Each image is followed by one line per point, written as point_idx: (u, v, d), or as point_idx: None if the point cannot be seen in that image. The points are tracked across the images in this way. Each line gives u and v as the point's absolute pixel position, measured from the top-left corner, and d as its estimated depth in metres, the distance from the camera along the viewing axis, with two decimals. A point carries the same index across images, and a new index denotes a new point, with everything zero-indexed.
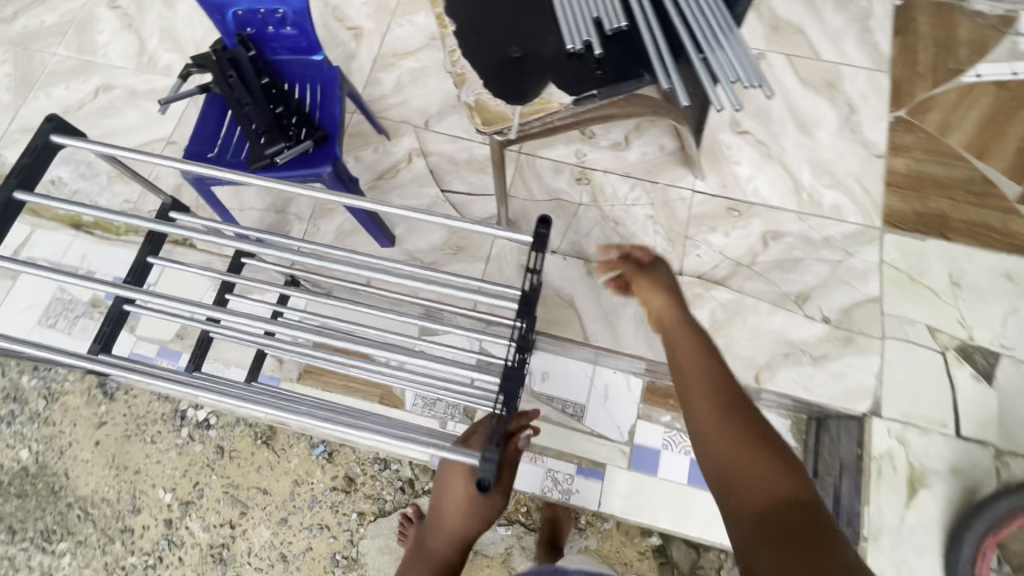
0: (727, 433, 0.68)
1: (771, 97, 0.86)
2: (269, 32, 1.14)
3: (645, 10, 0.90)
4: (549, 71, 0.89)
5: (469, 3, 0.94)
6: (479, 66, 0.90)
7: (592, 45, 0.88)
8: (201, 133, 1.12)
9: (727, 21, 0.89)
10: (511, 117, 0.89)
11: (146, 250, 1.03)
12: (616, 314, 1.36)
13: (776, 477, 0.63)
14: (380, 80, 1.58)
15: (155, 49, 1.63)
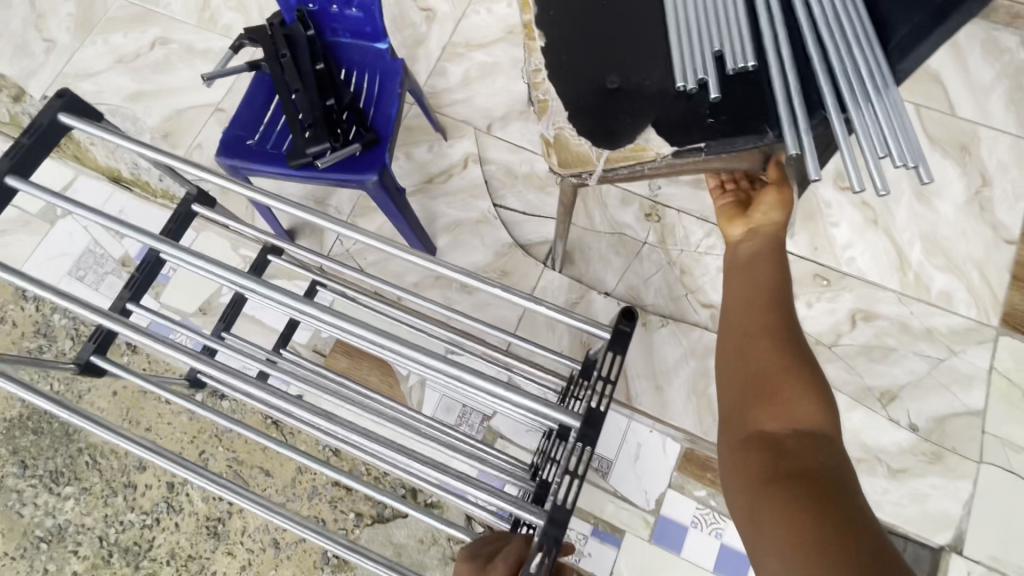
0: (774, 352, 0.62)
1: (929, 183, 0.71)
2: (333, 12, 1.02)
3: (780, 49, 0.75)
4: (648, 111, 0.74)
5: (565, 16, 0.79)
6: (566, 94, 0.76)
7: (708, 86, 0.74)
8: (246, 116, 1.02)
9: (885, 77, 0.73)
10: (595, 161, 0.75)
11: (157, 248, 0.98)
12: (666, 377, 1.31)
13: (807, 408, 0.58)
14: (447, 72, 1.44)
15: (219, 6, 1.53)
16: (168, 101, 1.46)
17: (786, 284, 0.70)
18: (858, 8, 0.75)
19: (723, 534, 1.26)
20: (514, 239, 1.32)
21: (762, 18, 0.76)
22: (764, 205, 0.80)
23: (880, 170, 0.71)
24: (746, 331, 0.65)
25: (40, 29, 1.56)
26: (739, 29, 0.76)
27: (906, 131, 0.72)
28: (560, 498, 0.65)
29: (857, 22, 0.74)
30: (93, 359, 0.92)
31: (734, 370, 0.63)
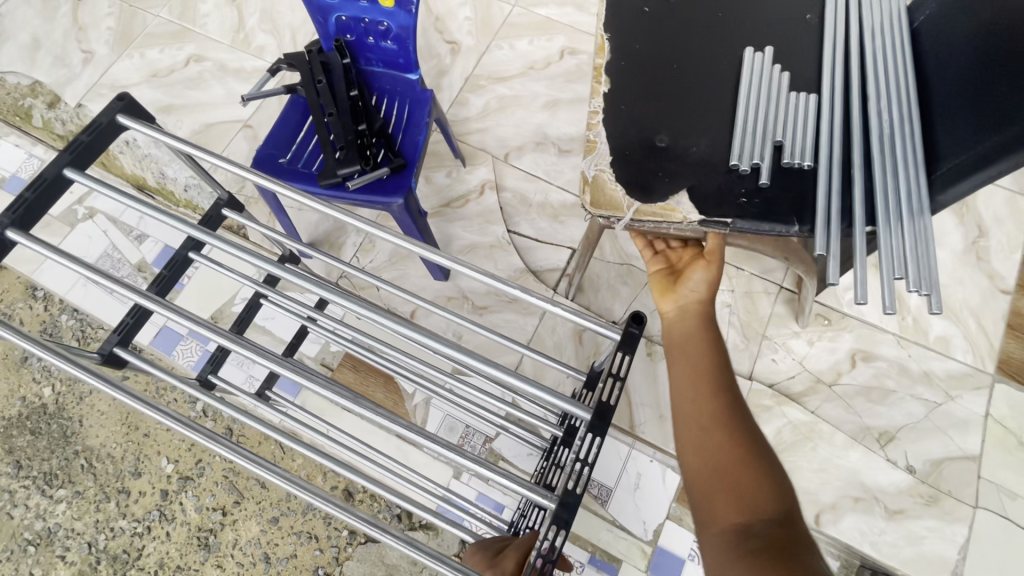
0: (720, 437, 0.60)
1: (938, 312, 0.75)
2: (368, 42, 1.07)
3: (836, 158, 0.81)
4: (689, 176, 0.80)
5: (637, 72, 0.85)
6: (615, 141, 0.82)
7: (760, 171, 0.80)
8: (278, 135, 1.06)
9: (919, 203, 0.77)
10: (624, 209, 0.79)
11: (189, 247, 0.99)
12: (669, 408, 1.34)
13: (767, 489, 0.55)
14: (469, 102, 1.51)
15: (253, 28, 1.61)
16: (198, 115, 1.51)
17: (722, 358, 0.68)
18: (911, 134, 0.79)
19: None
20: (527, 265, 1.35)
21: (826, 123, 0.82)
22: (689, 279, 0.80)
23: (892, 290, 0.76)
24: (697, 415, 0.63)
25: (79, 41, 1.62)
26: (803, 130, 0.82)
27: (924, 262, 0.76)
28: (568, 483, 0.62)
29: (909, 146, 0.79)
30: (116, 350, 0.90)
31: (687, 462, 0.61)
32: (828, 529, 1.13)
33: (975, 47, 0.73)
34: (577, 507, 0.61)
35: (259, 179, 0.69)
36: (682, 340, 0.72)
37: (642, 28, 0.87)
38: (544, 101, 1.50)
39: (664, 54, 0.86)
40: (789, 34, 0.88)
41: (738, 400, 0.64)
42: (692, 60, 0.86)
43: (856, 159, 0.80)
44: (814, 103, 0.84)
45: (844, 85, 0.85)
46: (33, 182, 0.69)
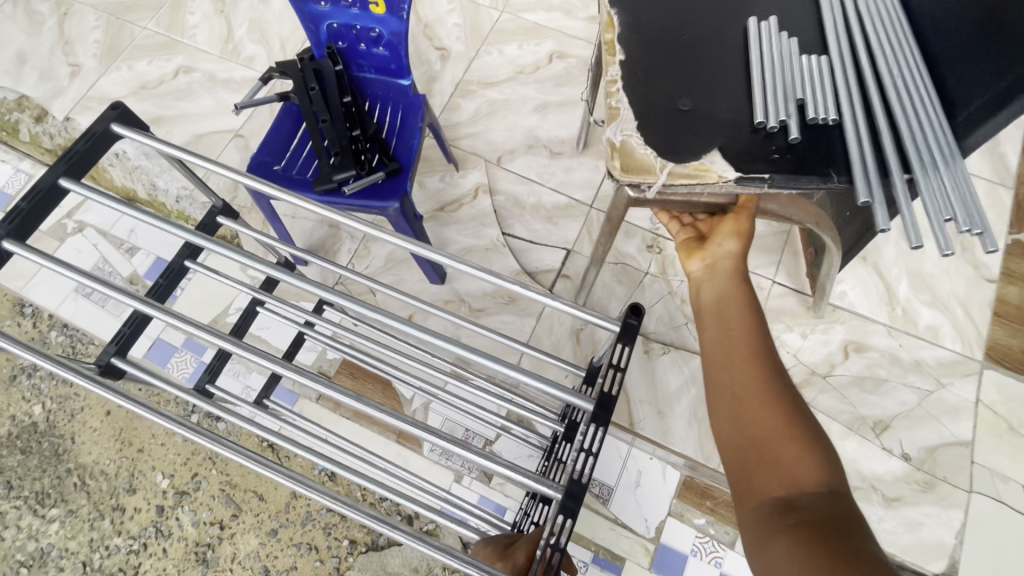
0: (763, 411, 0.62)
1: (994, 251, 0.74)
2: (360, 49, 1.08)
3: (860, 109, 0.83)
4: (717, 138, 0.81)
5: (650, 43, 0.87)
6: (637, 109, 0.83)
7: (789, 127, 0.81)
8: (272, 143, 1.07)
9: (949, 145, 0.78)
10: (657, 172, 0.79)
11: (185, 255, 0.98)
12: (667, 404, 1.35)
13: (807, 464, 0.57)
14: (460, 107, 1.52)
15: (242, 38, 1.61)
16: (188, 126, 1.51)
17: (760, 330, 0.69)
18: (925, 83, 0.83)
19: (722, 563, 1.27)
20: (522, 266, 1.36)
21: (844, 80, 0.85)
22: (719, 236, 0.88)
23: (944, 232, 0.74)
24: (737, 389, 0.64)
25: (66, 54, 1.61)
26: (823, 87, 0.84)
27: (969, 202, 0.76)
28: (573, 472, 0.63)
29: (926, 97, 0.81)
30: (113, 361, 0.90)
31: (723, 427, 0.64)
32: None
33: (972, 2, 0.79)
34: (583, 495, 0.62)
35: (256, 183, 0.69)
36: (714, 300, 0.77)
37: (648, 5, 0.90)
38: (534, 105, 1.51)
39: (672, 28, 0.88)
40: (788, 5, 0.92)
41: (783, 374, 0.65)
42: (701, 32, 0.89)
43: (878, 111, 0.82)
44: (827, 63, 0.87)
45: (853, 47, 0.88)
46: (29, 192, 0.69)
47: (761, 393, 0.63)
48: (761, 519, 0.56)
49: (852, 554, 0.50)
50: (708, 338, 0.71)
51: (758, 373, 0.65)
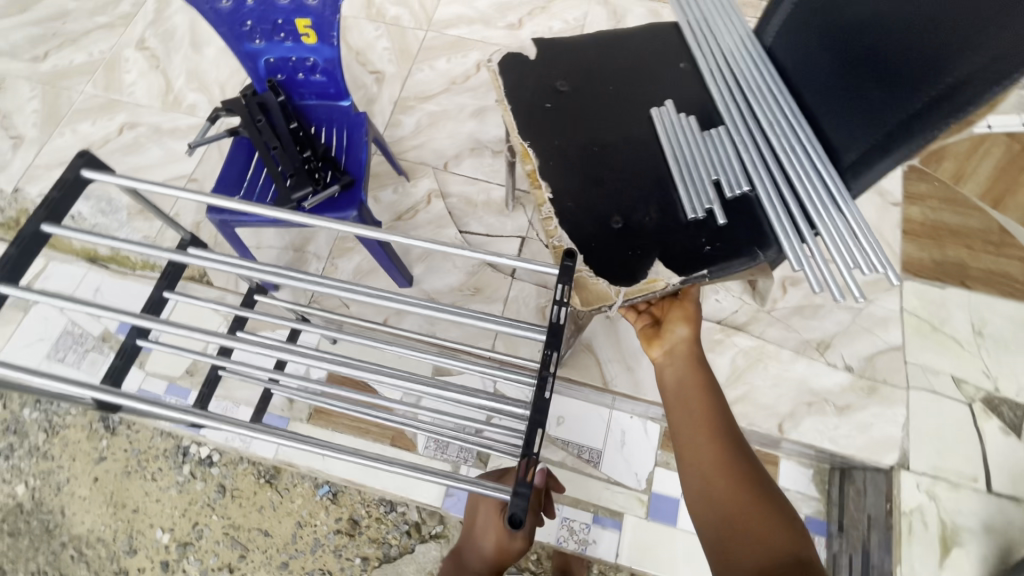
0: (731, 485, 0.77)
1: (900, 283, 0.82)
2: (299, 78, 1.16)
3: (767, 175, 0.90)
4: (656, 247, 0.88)
5: (568, 169, 0.93)
6: (577, 236, 0.89)
7: (714, 213, 0.89)
8: (228, 175, 1.13)
9: (842, 193, 0.87)
10: (613, 296, 0.85)
11: (163, 285, 1.00)
12: (635, 359, 1.46)
13: (772, 530, 0.72)
14: (402, 122, 1.61)
15: (182, 89, 1.67)
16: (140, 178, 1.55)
17: (720, 413, 0.85)
18: (810, 138, 0.92)
19: None
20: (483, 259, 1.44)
21: (745, 150, 0.92)
22: (671, 322, 0.98)
23: (854, 279, 0.83)
24: (709, 469, 0.79)
25: (5, 128, 1.63)
26: (731, 163, 0.92)
27: (870, 244, 0.83)
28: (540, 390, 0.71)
29: (811, 150, 0.91)
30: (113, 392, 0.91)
31: (704, 511, 0.77)
32: (791, 435, 1.26)
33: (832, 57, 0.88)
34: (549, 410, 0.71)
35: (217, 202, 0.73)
36: (676, 387, 0.90)
37: (554, 125, 0.96)
38: (471, 110, 1.62)
39: (584, 142, 0.95)
40: (676, 85, 1.01)
41: (747, 456, 0.81)
42: (609, 138, 0.96)
43: (779, 173, 0.90)
44: (726, 133, 0.95)
45: (743, 111, 0.97)
46: (14, 239, 0.75)
47: (732, 477, 0.78)
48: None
49: None
50: (679, 421, 0.86)
51: (727, 458, 0.80)
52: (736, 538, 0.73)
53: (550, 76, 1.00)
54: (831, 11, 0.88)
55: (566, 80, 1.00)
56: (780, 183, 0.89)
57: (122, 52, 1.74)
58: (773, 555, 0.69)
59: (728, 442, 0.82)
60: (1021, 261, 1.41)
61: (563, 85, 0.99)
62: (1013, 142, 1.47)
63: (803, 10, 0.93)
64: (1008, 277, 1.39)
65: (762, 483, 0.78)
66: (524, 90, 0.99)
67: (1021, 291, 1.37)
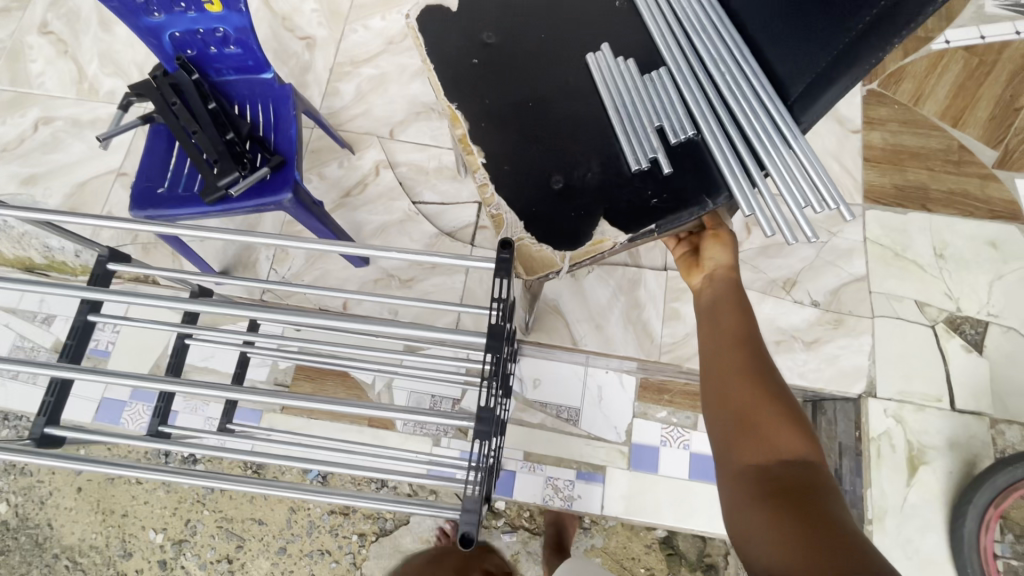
0: (746, 386, 0.69)
1: (852, 218, 0.80)
2: (211, 53, 1.06)
3: (712, 116, 0.85)
4: (600, 204, 0.84)
5: (502, 129, 0.87)
6: (516, 204, 0.84)
7: (659, 162, 0.84)
8: (149, 168, 1.05)
9: (790, 128, 0.83)
10: (559, 262, 0.82)
11: (84, 309, 0.90)
12: (601, 315, 1.36)
13: (785, 436, 0.64)
14: (340, 90, 1.51)
15: (96, 75, 1.54)
16: (65, 178, 1.44)
17: (747, 322, 0.77)
18: (755, 72, 0.87)
19: (690, 444, 1.45)
20: (439, 229, 1.39)
21: (688, 91, 0.87)
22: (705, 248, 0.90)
23: (806, 218, 0.80)
24: (725, 370, 0.72)
25: None
26: (674, 107, 0.87)
27: (821, 180, 0.81)
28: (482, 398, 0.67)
29: (757, 85, 0.85)
30: (49, 432, 0.85)
31: (715, 411, 0.69)
32: None
33: None
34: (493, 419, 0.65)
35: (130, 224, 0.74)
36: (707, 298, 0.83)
37: (483, 82, 0.89)
38: (413, 71, 1.53)
39: (517, 97, 0.89)
40: (612, 26, 0.94)
41: (767, 365, 0.72)
42: (545, 91, 0.90)
43: (726, 113, 0.86)
44: (667, 75, 0.89)
45: (684, 48, 0.91)
46: None
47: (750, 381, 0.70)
48: (740, 483, 0.62)
49: (820, 518, 0.55)
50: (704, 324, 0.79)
51: (748, 362, 0.71)
52: (744, 438, 0.65)
53: (474, 29, 0.92)
54: None
55: (493, 32, 0.92)
56: (726, 124, 0.85)
57: (24, 39, 1.58)
58: (780, 459, 0.62)
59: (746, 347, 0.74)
60: (981, 178, 1.40)
61: (489, 38, 0.92)
62: (970, 56, 1.46)
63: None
64: (967, 195, 1.39)
65: (783, 392, 0.69)
66: (447, 47, 0.91)
67: (980, 210, 1.37)
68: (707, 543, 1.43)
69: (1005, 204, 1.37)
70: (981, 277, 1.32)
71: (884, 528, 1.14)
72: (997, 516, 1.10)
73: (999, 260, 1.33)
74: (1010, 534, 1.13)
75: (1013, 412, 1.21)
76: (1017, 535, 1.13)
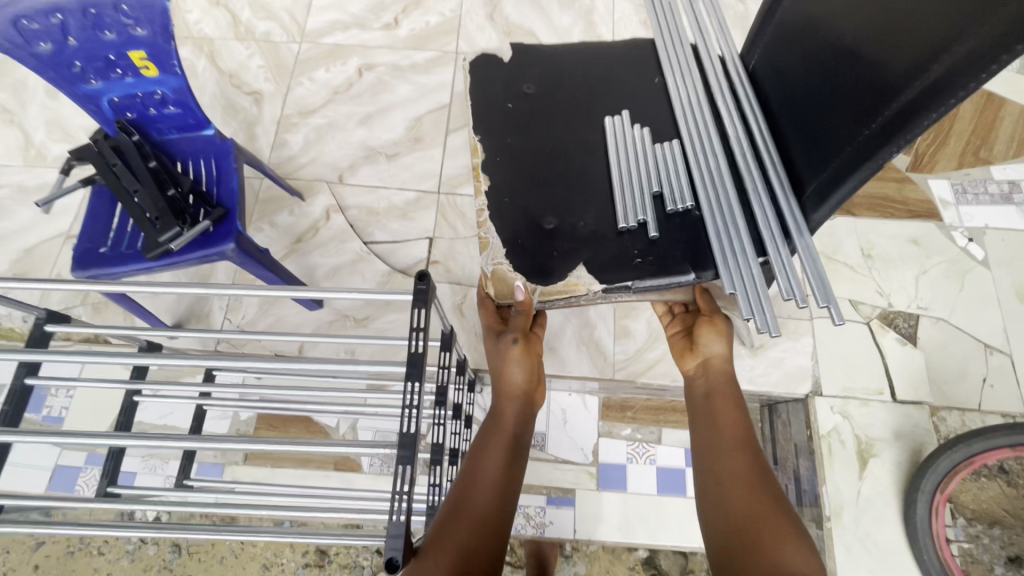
0: (745, 495, 0.70)
1: (841, 324, 0.76)
2: (151, 114, 1.10)
3: (714, 193, 0.86)
4: (583, 251, 0.82)
5: (513, 165, 0.88)
6: (505, 232, 0.83)
7: (647, 225, 0.83)
8: (91, 228, 1.06)
9: (795, 224, 0.81)
10: (529, 293, 0.80)
11: (20, 372, 0.90)
12: (556, 338, 1.39)
13: (789, 553, 0.62)
14: (288, 141, 1.56)
15: (43, 141, 1.56)
16: (11, 245, 1.44)
17: (744, 427, 0.80)
18: (773, 166, 0.86)
19: (656, 459, 1.47)
20: (392, 267, 1.42)
21: (695, 170, 0.88)
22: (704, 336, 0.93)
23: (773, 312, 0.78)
24: (726, 475, 0.74)
25: None
26: (678, 179, 0.87)
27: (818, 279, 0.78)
28: (403, 425, 0.64)
29: (771, 175, 0.85)
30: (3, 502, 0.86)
31: (715, 517, 0.71)
32: None
33: (802, 68, 0.82)
34: (417, 444, 0.63)
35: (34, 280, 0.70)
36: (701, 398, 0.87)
37: (510, 125, 0.90)
38: (359, 117, 1.59)
39: (534, 145, 0.89)
40: (639, 96, 0.95)
41: (773, 480, 0.73)
42: (561, 142, 0.90)
43: (734, 194, 0.85)
44: (678, 151, 0.90)
45: (703, 134, 0.91)
46: None
47: (755, 494, 0.70)
48: None
49: None
50: (701, 428, 0.82)
51: (746, 470, 0.74)
52: (745, 552, 0.65)
53: (517, 77, 0.93)
54: (811, 21, 0.79)
55: (533, 82, 0.93)
56: (731, 201, 0.85)
57: None
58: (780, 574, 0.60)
59: (754, 459, 0.75)
60: (897, 182, 1.50)
61: (529, 88, 0.93)
62: None
63: (783, 32, 0.86)
64: (886, 198, 1.48)
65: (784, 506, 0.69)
66: (489, 88, 0.92)
67: (900, 210, 1.47)
68: (690, 559, 1.40)
69: (921, 204, 1.47)
70: (908, 273, 1.40)
71: (842, 524, 1.17)
72: (945, 501, 1.13)
73: (922, 256, 1.41)
74: (960, 516, 1.17)
75: (950, 398, 1.27)
76: (967, 517, 1.17)
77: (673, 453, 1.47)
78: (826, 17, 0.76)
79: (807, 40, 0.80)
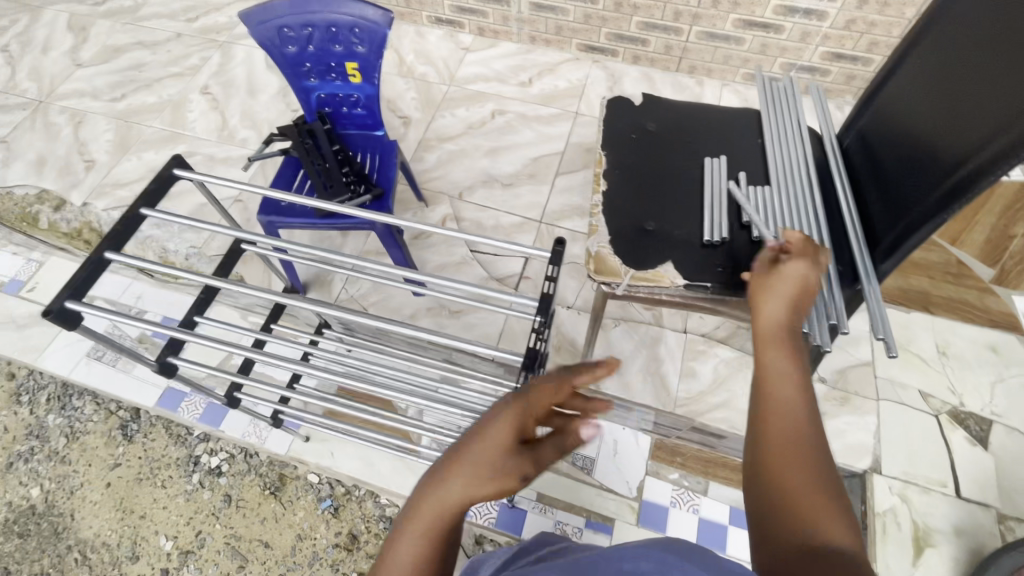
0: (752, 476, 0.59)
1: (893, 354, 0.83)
2: (343, 111, 1.40)
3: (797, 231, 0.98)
4: (673, 253, 0.97)
5: (627, 178, 1.05)
6: (612, 225, 1.00)
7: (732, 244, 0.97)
8: (277, 186, 1.34)
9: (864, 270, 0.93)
10: (622, 274, 0.94)
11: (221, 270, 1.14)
12: (624, 367, 1.50)
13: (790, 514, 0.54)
14: (424, 158, 1.85)
15: (235, 126, 1.93)
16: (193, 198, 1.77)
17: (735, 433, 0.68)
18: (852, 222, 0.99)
19: (699, 509, 1.49)
20: (490, 274, 1.61)
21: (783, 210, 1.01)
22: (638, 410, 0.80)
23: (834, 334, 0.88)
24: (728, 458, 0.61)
25: (82, 154, 1.90)
26: (767, 214, 1.01)
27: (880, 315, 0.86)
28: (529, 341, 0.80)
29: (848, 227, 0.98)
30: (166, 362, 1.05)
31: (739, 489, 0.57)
32: None
33: (887, 147, 0.97)
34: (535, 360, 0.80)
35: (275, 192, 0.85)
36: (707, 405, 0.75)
37: (630, 150, 1.09)
38: (485, 150, 1.86)
39: (646, 168, 1.07)
40: (742, 148, 1.12)
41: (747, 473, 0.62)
42: (670, 169, 1.08)
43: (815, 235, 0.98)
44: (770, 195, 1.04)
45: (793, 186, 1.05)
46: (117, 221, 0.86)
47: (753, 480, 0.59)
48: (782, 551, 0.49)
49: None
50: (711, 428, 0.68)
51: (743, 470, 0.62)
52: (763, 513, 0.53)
53: (642, 117, 1.14)
54: (897, 113, 0.96)
55: (655, 122, 1.13)
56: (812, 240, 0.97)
57: (188, 95, 2.03)
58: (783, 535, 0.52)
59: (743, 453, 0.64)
60: (980, 291, 1.55)
61: (651, 126, 1.13)
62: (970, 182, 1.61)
63: (874, 120, 1.02)
64: (966, 303, 1.53)
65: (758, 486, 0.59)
66: (619, 120, 1.13)
67: (979, 317, 1.51)
68: None
69: (1003, 315, 1.50)
70: (984, 378, 1.41)
71: None
72: None
73: (1001, 364, 1.43)
74: None
75: (1020, 509, 1.24)
76: None
77: (717, 506, 1.48)
78: (909, 110, 0.93)
79: (893, 126, 0.96)
